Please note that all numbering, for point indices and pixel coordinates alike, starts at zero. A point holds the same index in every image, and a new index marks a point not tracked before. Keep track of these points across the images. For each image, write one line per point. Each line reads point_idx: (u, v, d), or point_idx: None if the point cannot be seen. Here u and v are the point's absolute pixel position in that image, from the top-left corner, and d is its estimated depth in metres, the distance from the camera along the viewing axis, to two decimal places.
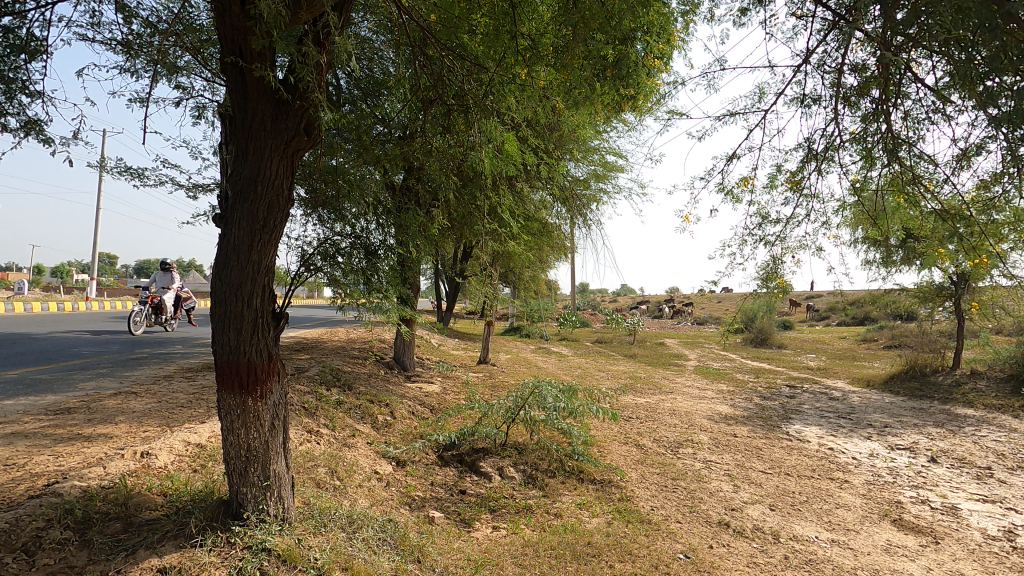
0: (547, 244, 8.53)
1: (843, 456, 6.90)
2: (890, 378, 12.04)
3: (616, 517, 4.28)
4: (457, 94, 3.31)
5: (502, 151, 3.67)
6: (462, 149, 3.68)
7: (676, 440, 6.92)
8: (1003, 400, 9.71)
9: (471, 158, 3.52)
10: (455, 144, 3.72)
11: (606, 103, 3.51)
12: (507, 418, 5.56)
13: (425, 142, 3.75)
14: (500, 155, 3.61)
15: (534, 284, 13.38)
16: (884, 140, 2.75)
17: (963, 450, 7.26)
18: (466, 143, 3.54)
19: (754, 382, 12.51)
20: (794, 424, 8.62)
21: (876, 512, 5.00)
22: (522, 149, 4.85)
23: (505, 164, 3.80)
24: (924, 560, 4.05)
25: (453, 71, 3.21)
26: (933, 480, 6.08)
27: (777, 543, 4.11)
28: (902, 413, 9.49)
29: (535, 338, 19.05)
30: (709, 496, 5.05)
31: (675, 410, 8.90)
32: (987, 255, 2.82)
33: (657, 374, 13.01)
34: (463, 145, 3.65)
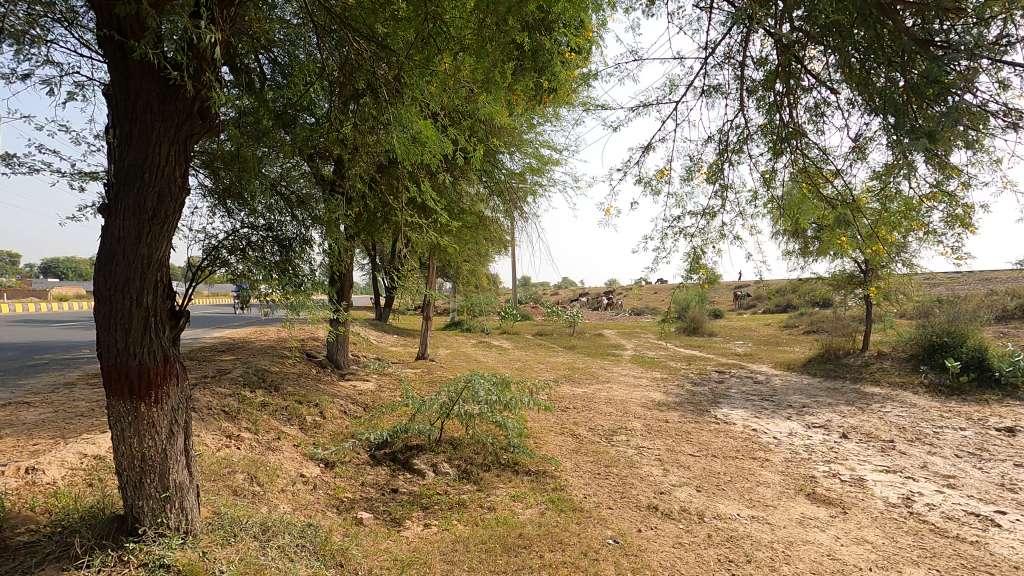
0: (484, 237, 8.48)
1: (764, 436, 7.29)
2: (807, 362, 12.87)
3: (549, 508, 4.31)
4: (367, 81, 3.26)
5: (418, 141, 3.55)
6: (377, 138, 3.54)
7: (610, 429, 7.08)
8: (905, 379, 10.59)
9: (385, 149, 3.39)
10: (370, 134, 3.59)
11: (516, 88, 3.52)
12: (441, 415, 5.48)
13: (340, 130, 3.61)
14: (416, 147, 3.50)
15: (473, 279, 13.35)
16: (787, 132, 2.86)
17: (869, 426, 7.84)
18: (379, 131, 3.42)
19: (686, 369, 13.02)
20: (721, 408, 9.03)
21: (793, 487, 5.31)
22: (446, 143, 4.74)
23: (423, 154, 3.69)
24: (833, 530, 4.32)
25: (361, 54, 3.13)
26: (844, 454, 6.53)
27: (702, 523, 4.26)
28: (818, 393, 10.17)
29: (476, 333, 19.04)
30: (640, 481, 5.19)
31: (611, 399, 9.11)
32: (883, 245, 2.98)
33: (595, 364, 13.28)
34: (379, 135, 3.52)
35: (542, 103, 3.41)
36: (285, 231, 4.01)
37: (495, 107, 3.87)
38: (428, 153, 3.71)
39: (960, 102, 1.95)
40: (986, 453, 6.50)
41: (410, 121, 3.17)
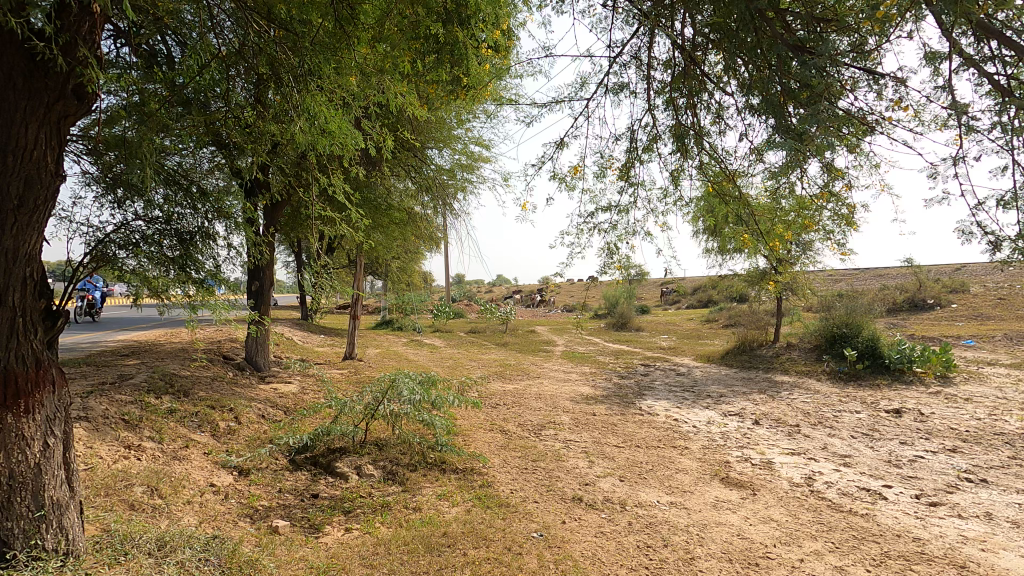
0: (412, 234, 8.31)
1: (685, 425, 7.63)
2: (725, 354, 13.62)
3: (475, 505, 4.30)
4: (271, 63, 3.12)
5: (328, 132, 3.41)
6: (283, 127, 3.37)
7: (539, 424, 7.17)
8: (810, 368, 11.44)
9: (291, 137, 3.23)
10: (276, 122, 3.41)
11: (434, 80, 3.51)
12: (365, 416, 5.32)
13: (244, 116, 3.42)
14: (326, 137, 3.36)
15: (404, 277, 13.12)
16: (692, 131, 3.01)
17: (779, 412, 8.40)
18: (286, 118, 3.26)
19: (614, 364, 13.42)
20: (646, 399, 9.37)
21: (709, 473, 5.59)
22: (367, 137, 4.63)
23: (333, 147, 3.55)
24: (743, 511, 4.58)
25: (262, 36, 2.97)
26: (755, 440, 6.96)
27: (623, 511, 4.40)
28: (734, 383, 10.80)
29: (407, 331, 18.74)
30: (566, 473, 5.28)
31: (541, 394, 9.22)
32: (782, 241, 3.17)
33: (526, 361, 13.42)
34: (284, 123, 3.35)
35: (459, 97, 3.41)
36: (185, 223, 3.95)
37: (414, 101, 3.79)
38: (343, 144, 3.63)
39: (827, 106, 2.13)
40: (877, 433, 7.13)
41: (320, 110, 3.10)
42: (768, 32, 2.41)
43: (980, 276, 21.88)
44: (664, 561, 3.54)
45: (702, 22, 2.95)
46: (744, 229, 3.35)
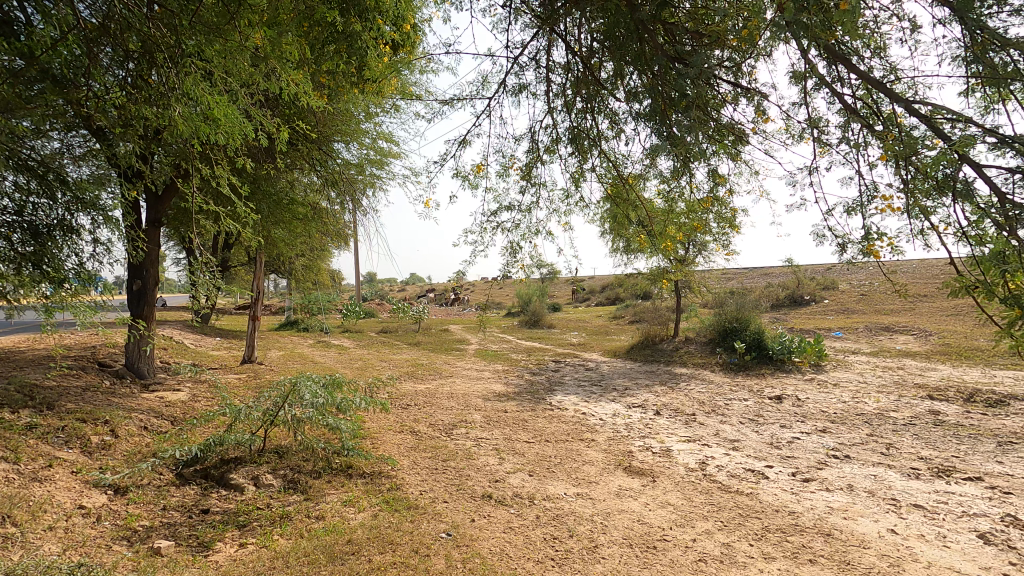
0: (317, 231, 7.92)
1: (592, 418, 7.91)
2: (630, 349, 14.31)
3: (383, 509, 4.19)
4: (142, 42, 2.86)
5: (212, 119, 3.18)
6: (158, 111, 3.09)
7: (450, 423, 7.13)
8: (705, 360, 12.31)
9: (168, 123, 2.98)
10: (149, 106, 3.13)
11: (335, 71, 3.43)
12: (263, 423, 5.00)
13: (111, 99, 3.10)
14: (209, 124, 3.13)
15: (309, 275, 12.52)
16: (593, 132, 3.19)
17: (677, 402, 8.96)
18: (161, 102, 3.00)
19: (526, 360, 13.66)
20: (556, 395, 9.62)
21: (613, 463, 5.84)
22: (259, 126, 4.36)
23: (219, 135, 3.31)
24: (644, 497, 4.83)
25: (133, 11, 2.72)
26: (656, 429, 7.37)
27: (531, 505, 4.48)
28: (638, 376, 11.37)
29: (314, 332, 17.93)
30: (476, 471, 5.29)
31: (453, 393, 9.19)
32: (673, 240, 3.43)
33: (439, 360, 13.31)
34: (160, 107, 3.08)
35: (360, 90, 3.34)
36: (41, 216, 3.71)
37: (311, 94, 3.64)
38: (230, 133, 3.43)
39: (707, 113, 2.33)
40: (761, 418, 7.81)
41: (202, 95, 2.93)
42: (656, 43, 2.66)
43: (847, 275, 24.63)
44: (569, 551, 3.65)
45: (597, 31, 3.18)
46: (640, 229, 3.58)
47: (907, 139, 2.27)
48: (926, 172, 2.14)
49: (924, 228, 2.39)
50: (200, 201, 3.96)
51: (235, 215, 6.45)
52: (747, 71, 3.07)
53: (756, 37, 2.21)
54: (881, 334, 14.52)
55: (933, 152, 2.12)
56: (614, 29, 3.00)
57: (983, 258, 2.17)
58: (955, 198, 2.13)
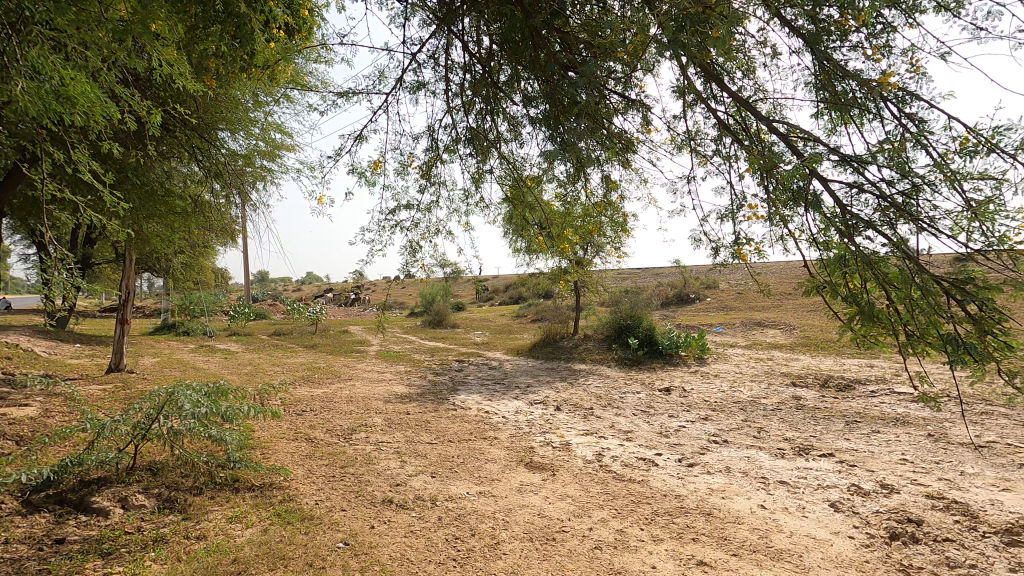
0: (196, 227, 7.24)
1: (495, 416, 8.00)
2: (532, 347, 14.64)
3: (274, 523, 3.95)
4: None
5: (67, 98, 2.83)
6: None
7: (349, 427, 6.87)
8: (602, 356, 12.91)
9: (14, 99, 2.62)
10: None
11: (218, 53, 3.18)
12: (134, 437, 4.48)
13: None
14: (65, 102, 2.79)
15: (189, 274, 11.49)
16: (494, 132, 3.30)
17: (576, 397, 9.31)
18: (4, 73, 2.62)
19: (429, 361, 13.51)
20: (459, 394, 9.61)
21: (515, 459, 5.94)
22: (126, 108, 3.89)
23: (77, 115, 2.96)
24: (544, 491, 4.96)
25: None
26: (556, 424, 7.60)
27: (434, 507, 4.44)
28: (539, 373, 11.67)
29: (196, 336, 16.47)
30: (376, 476, 5.14)
31: (353, 396, 8.87)
32: (571, 240, 3.58)
33: (338, 362, 12.78)
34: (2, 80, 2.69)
35: (250, 76, 3.16)
36: None
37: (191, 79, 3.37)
38: (91, 114, 3.08)
39: (598, 116, 2.50)
40: (652, 410, 8.33)
41: (54, 69, 2.59)
42: (551, 51, 2.79)
43: (726, 275, 27.00)
44: (471, 550, 3.66)
45: (494, 35, 3.24)
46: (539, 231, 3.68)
47: (768, 154, 2.54)
48: (784, 184, 2.42)
49: (785, 234, 2.69)
50: (53, 189, 3.49)
51: (96, 206, 5.70)
52: (636, 84, 3.28)
53: (642, 52, 2.37)
54: (754, 329, 16.04)
55: (790, 166, 2.40)
56: (511, 35, 3.10)
57: (830, 261, 2.48)
58: (807, 208, 2.42)
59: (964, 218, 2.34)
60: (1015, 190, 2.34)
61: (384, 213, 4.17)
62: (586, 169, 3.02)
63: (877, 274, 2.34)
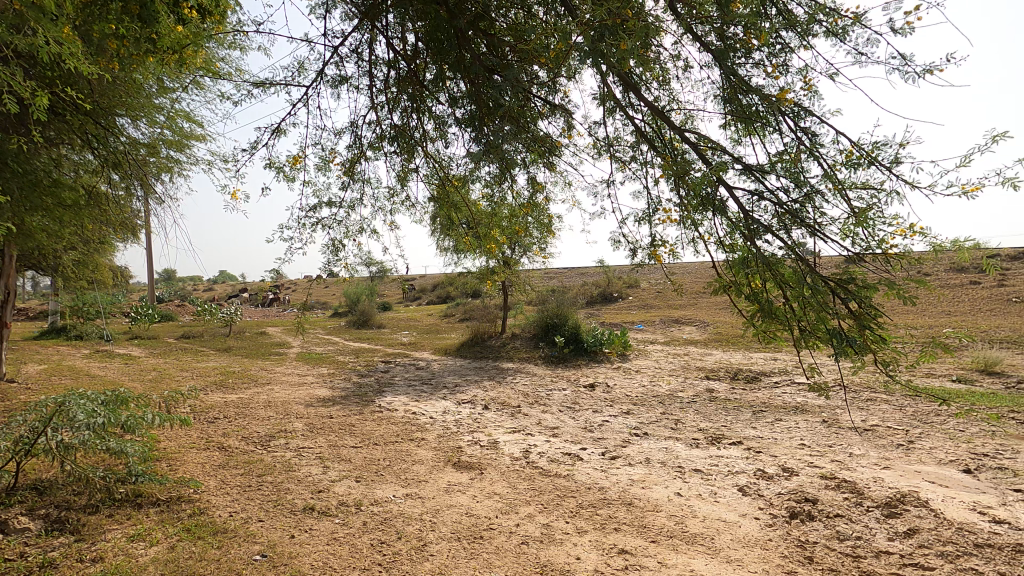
0: (90, 222, 6.57)
1: (422, 417, 7.90)
2: (460, 347, 14.61)
3: (182, 539, 3.69)
4: None
5: None
6: None
7: (267, 434, 6.55)
8: (529, 354, 13.10)
9: None
10: None
11: (121, 33, 2.93)
12: (16, 453, 4.03)
13: None
14: None
15: (83, 272, 10.47)
16: (420, 132, 3.30)
17: (504, 395, 9.40)
18: None
19: (354, 362, 13.12)
20: (385, 396, 9.41)
21: (442, 460, 5.90)
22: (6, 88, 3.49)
23: None
24: (472, 490, 4.97)
25: None
26: (483, 423, 7.63)
27: (358, 512, 4.33)
28: (467, 373, 11.66)
29: (91, 340, 15.03)
30: (297, 483, 4.94)
31: (271, 401, 8.45)
32: (498, 240, 3.62)
33: (255, 366, 12.12)
34: None
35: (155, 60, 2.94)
36: None
37: (84, 60, 3.09)
38: None
39: (522, 119, 2.55)
40: (577, 406, 8.56)
41: None
42: (477, 54, 2.83)
43: (646, 274, 28.20)
44: (397, 554, 3.60)
45: (419, 33, 3.22)
46: (465, 230, 3.69)
47: (680, 161, 2.70)
48: (695, 191, 2.60)
49: (696, 237, 2.87)
50: None
51: None
52: (560, 90, 3.38)
53: (563, 59, 2.45)
54: (672, 326, 16.86)
55: (700, 173, 2.57)
56: (437, 35, 3.10)
57: (735, 262, 2.68)
58: (715, 212, 2.60)
59: (848, 223, 2.60)
60: (890, 199, 2.63)
61: (304, 210, 4.02)
62: (512, 170, 3.07)
63: (775, 274, 2.55)
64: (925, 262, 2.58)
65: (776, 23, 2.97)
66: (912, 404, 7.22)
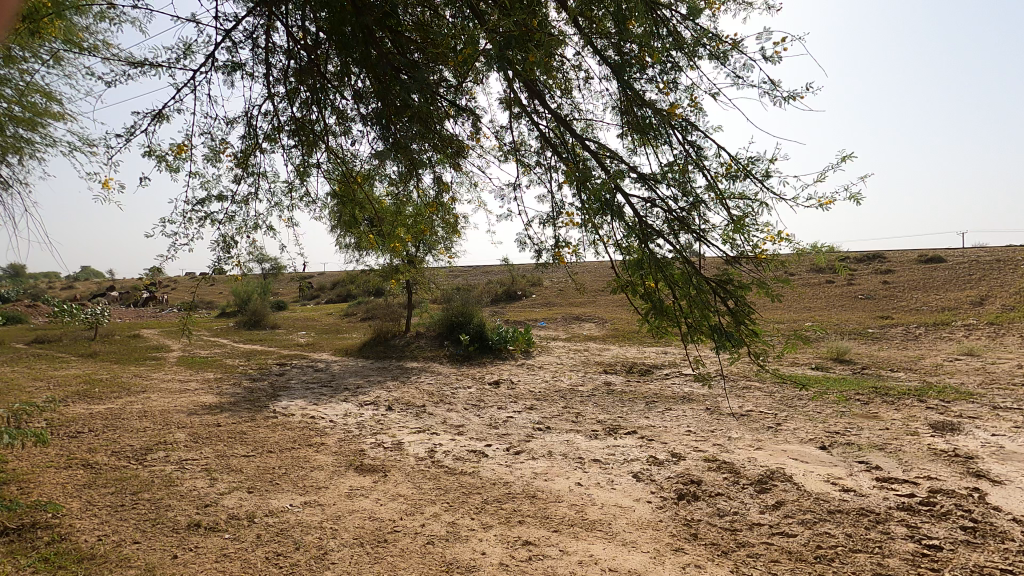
0: None
1: (321, 421, 7.56)
2: (362, 347, 14.15)
3: (39, 570, 3.27)
4: None
5: None
6: None
7: (144, 447, 5.95)
8: (434, 353, 12.99)
9: None
10: None
11: None
12: None
13: None
14: None
15: None
16: (320, 126, 3.18)
17: (408, 395, 9.25)
18: None
19: (245, 366, 12.26)
20: (280, 400, 8.89)
21: (343, 464, 5.70)
22: None
23: None
24: (375, 494, 4.85)
25: None
26: (387, 425, 7.46)
27: (251, 525, 4.07)
28: (369, 373, 11.33)
29: None
30: (179, 499, 4.54)
31: (148, 411, 7.67)
32: (403, 239, 3.57)
33: (127, 372, 10.93)
34: None
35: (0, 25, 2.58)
36: None
37: None
38: None
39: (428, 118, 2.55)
40: (482, 403, 8.63)
41: None
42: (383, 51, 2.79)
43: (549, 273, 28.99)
44: (296, 565, 3.44)
45: (321, 24, 3.11)
46: (369, 228, 3.61)
47: (582, 168, 2.84)
48: (594, 196, 2.75)
49: (596, 240, 3.03)
50: None
51: None
52: (468, 91, 3.41)
53: (471, 63, 2.48)
54: (573, 323, 17.51)
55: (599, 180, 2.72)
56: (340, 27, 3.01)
57: (631, 263, 2.85)
58: (614, 217, 2.76)
59: (728, 230, 2.87)
60: (762, 208, 2.94)
61: (190, 202, 3.72)
62: (418, 169, 3.05)
63: (665, 275, 2.76)
64: (790, 265, 2.91)
65: (667, 43, 3.21)
66: (780, 390, 8.08)
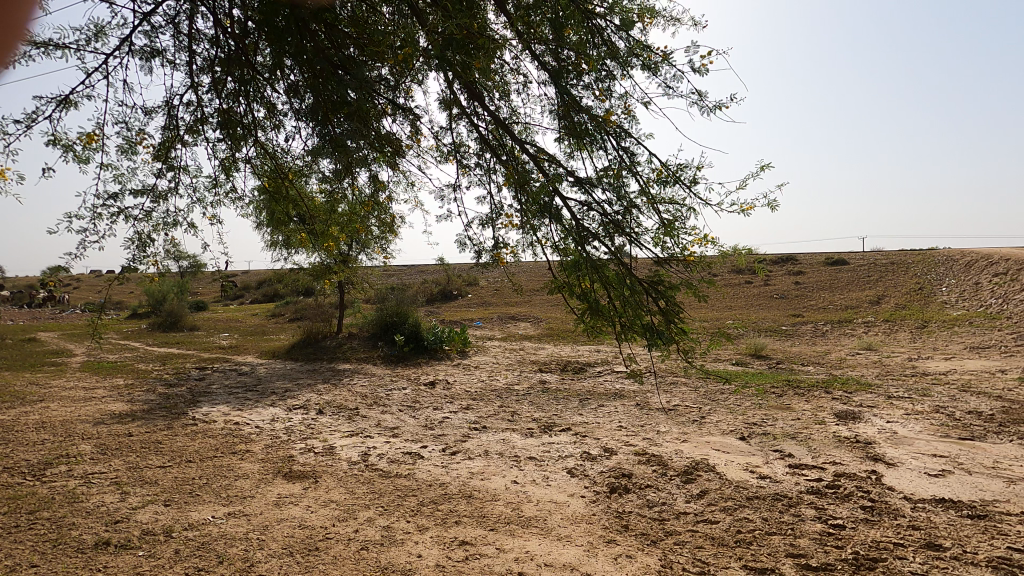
0: None
1: (246, 427, 7.19)
2: (290, 348, 13.59)
3: None
4: None
5: None
6: None
7: (42, 461, 5.42)
8: (367, 354, 12.69)
9: None
10: None
11: None
12: None
13: None
14: None
15: None
16: (249, 118, 3.05)
17: (340, 398, 8.98)
18: None
19: (160, 370, 11.45)
20: (200, 407, 8.37)
21: (271, 472, 5.46)
22: None
23: None
24: (306, 501, 4.68)
25: None
26: (318, 429, 7.21)
27: (168, 540, 3.82)
28: (298, 376, 10.90)
29: None
30: (85, 516, 4.19)
31: (46, 422, 7.00)
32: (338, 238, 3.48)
33: (20, 380, 9.91)
34: None
35: None
36: None
37: None
38: None
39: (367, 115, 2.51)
40: (417, 404, 8.52)
41: None
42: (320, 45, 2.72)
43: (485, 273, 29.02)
44: None
45: (252, 15, 2.98)
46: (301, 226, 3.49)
47: (521, 171, 2.89)
48: (533, 198, 2.80)
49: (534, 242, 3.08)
50: None
51: None
52: (406, 90, 3.37)
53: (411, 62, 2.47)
54: (508, 322, 17.63)
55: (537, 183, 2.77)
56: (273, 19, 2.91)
57: (568, 265, 2.92)
58: (551, 219, 2.83)
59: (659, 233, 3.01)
60: (689, 213, 3.11)
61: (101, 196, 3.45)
62: (356, 167, 2.98)
63: (600, 275, 2.86)
64: (715, 266, 3.08)
65: (601, 52, 3.32)
66: (704, 386, 8.52)
